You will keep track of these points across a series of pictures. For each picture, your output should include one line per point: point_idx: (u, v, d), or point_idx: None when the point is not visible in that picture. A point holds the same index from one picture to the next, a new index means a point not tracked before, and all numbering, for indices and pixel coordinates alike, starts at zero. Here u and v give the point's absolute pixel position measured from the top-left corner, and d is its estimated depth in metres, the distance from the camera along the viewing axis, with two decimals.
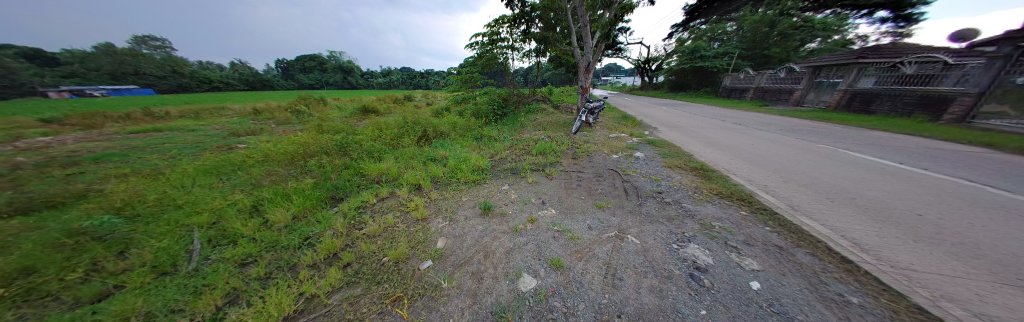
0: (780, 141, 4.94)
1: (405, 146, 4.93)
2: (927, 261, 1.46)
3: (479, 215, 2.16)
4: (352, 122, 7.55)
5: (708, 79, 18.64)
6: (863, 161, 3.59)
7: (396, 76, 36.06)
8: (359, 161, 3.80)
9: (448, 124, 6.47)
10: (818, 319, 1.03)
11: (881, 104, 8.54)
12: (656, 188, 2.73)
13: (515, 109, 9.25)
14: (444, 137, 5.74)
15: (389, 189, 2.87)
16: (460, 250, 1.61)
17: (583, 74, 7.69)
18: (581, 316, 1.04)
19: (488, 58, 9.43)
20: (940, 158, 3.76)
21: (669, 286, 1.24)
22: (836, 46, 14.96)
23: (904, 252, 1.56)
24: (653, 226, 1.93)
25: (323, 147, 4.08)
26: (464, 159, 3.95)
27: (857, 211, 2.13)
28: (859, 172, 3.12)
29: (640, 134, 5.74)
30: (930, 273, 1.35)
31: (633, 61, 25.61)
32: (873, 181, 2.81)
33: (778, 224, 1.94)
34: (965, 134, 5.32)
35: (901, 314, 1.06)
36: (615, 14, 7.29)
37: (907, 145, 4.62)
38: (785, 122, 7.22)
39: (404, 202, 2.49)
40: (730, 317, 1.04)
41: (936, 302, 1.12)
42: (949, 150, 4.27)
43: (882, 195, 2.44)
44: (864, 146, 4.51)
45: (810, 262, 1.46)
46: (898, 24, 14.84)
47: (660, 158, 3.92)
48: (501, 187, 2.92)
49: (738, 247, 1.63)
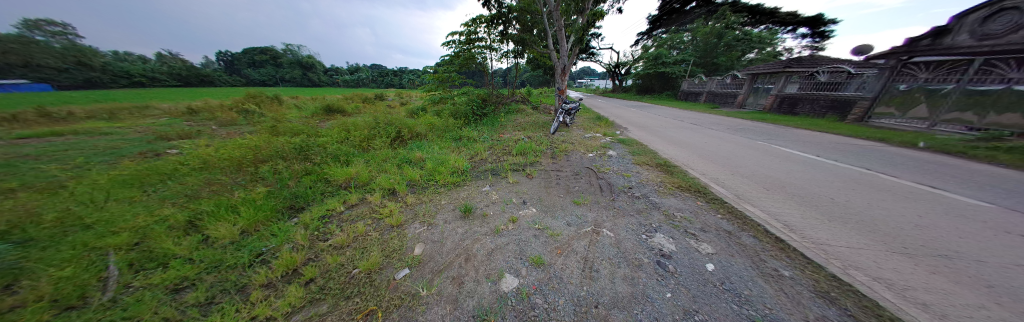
0: (729, 139, 5.58)
1: (376, 148, 4.67)
2: (837, 237, 1.78)
3: (459, 218, 2.12)
4: (316, 124, 6.90)
5: (669, 83, 20.48)
6: (792, 155, 4.22)
7: (365, 73, 33.74)
8: (323, 166, 3.50)
9: (425, 125, 6.28)
10: (759, 293, 1.20)
11: (804, 107, 10.15)
12: (627, 184, 2.93)
13: (494, 110, 9.26)
14: (420, 138, 5.57)
15: (360, 195, 2.70)
16: (438, 256, 1.57)
17: (560, 77, 7.96)
18: (561, 311, 1.08)
19: (465, 58, 9.29)
20: (847, 151, 4.60)
21: (640, 274, 1.34)
22: (768, 58, 17.80)
23: (822, 231, 1.87)
24: (625, 219, 2.08)
25: (279, 151, 3.69)
26: (441, 161, 3.85)
27: (788, 198, 2.51)
28: (788, 165, 3.67)
29: (613, 134, 6.09)
30: (841, 247, 1.64)
31: (605, 65, 27.18)
32: (799, 172, 3.33)
33: (727, 211, 2.21)
34: (865, 132, 6.52)
35: (822, 282, 1.29)
36: (588, 20, 7.65)
37: (822, 141, 5.55)
38: (732, 122, 8.21)
39: (377, 209, 2.35)
40: (691, 297, 1.17)
41: (846, 271, 1.38)
42: (854, 144, 5.23)
43: (806, 183, 2.90)
44: (792, 142, 5.33)
45: (752, 243, 1.69)
46: (815, 39, 17.94)
47: (630, 156, 4.21)
48: (481, 188, 2.90)
49: (697, 234, 1.82)
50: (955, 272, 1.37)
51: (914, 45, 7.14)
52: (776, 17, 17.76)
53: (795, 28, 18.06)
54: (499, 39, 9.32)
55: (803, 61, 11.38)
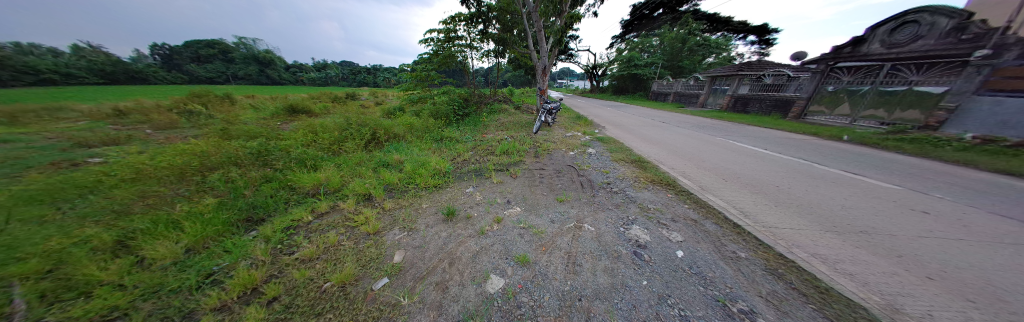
0: (693, 135, 6.07)
1: (349, 151, 4.38)
2: (781, 219, 2.04)
3: (441, 222, 2.06)
4: (278, 126, 6.28)
5: (641, 84, 21.78)
6: (746, 149, 4.71)
7: (334, 71, 31.44)
8: (287, 172, 3.20)
9: (403, 126, 6.03)
10: (721, 275, 1.32)
11: (754, 105, 11.38)
12: (606, 180, 3.07)
13: (476, 109, 9.14)
14: (397, 139, 5.34)
15: (331, 202, 2.52)
16: (420, 262, 1.52)
17: (540, 77, 8.09)
18: (547, 307, 1.10)
19: (444, 56, 9.05)
20: (789, 145, 5.25)
21: (618, 264, 1.42)
22: (724, 62, 19.75)
23: (769, 215, 2.12)
24: (605, 213, 2.17)
25: (233, 157, 3.30)
26: (421, 163, 3.72)
27: (743, 187, 2.81)
28: (744, 158, 4.10)
29: (592, 132, 6.32)
30: (785, 229, 1.87)
31: (583, 66, 28.13)
32: (752, 164, 3.74)
33: (693, 201, 2.42)
34: (802, 127, 7.49)
35: (771, 261, 1.46)
36: (565, 23, 7.90)
37: (770, 136, 6.28)
38: (696, 120, 8.96)
39: (350, 216, 2.20)
40: (664, 283, 1.26)
41: (790, 249, 1.59)
42: (794, 139, 5.99)
43: (758, 174, 3.27)
44: (746, 138, 5.97)
45: (714, 229, 1.87)
46: (762, 46, 20.25)
47: (608, 153, 4.41)
48: (465, 189, 2.86)
49: (668, 224, 1.96)
50: (869, 245, 1.64)
51: (839, 52, 8.32)
52: (730, 25, 19.71)
53: (746, 36, 20.23)
54: (479, 38, 9.23)
55: (752, 66, 12.79)
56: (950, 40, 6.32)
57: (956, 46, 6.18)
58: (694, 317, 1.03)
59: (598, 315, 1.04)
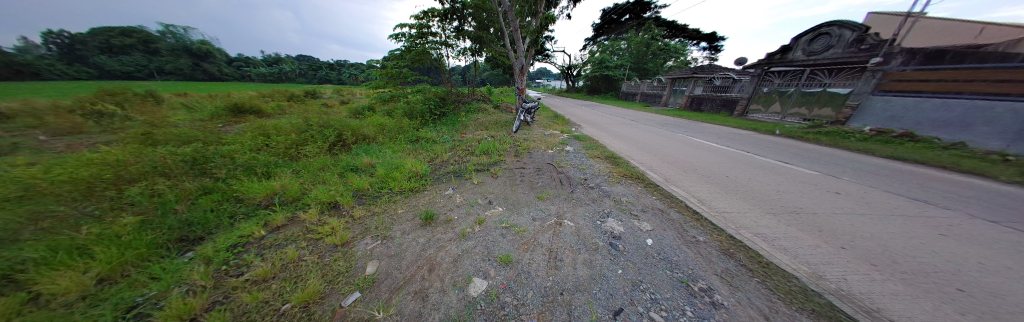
0: (658, 132, 6.59)
1: (310, 155, 3.98)
2: (731, 205, 2.30)
3: (419, 227, 1.97)
4: (221, 129, 5.44)
5: (612, 85, 23.07)
6: (702, 144, 5.24)
7: (290, 67, 28.28)
8: (233, 181, 2.80)
9: (373, 127, 5.65)
10: (685, 258, 1.46)
11: (707, 105, 12.71)
12: (583, 176, 3.19)
13: (453, 109, 8.89)
14: (368, 141, 4.99)
15: (290, 213, 2.26)
16: (396, 271, 1.43)
17: (518, 76, 8.14)
18: (530, 305, 1.11)
19: (417, 53, 8.61)
20: (737, 139, 5.96)
21: (596, 257, 1.48)
22: (682, 66, 21.82)
23: (721, 201, 2.39)
24: (583, 208, 2.26)
25: (159, 165, 2.78)
26: (395, 166, 3.52)
27: (700, 178, 3.12)
28: (701, 152, 4.55)
29: (569, 131, 6.53)
30: (735, 213, 2.12)
31: (558, 66, 28.95)
32: (707, 157, 4.17)
33: (659, 193, 2.63)
34: (746, 123, 8.55)
35: (724, 242, 1.65)
36: (541, 24, 8.04)
37: (721, 132, 7.07)
38: (660, 118, 9.75)
39: (313, 227, 2.00)
40: (638, 271, 1.34)
41: (740, 232, 1.79)
42: (740, 134, 6.81)
43: (712, 166, 3.65)
44: (702, 134, 6.64)
45: (677, 217, 2.06)
46: (712, 52, 22.74)
47: (585, 150, 4.59)
48: (444, 192, 2.76)
49: (639, 214, 2.11)
50: (797, 223, 1.93)
51: (771, 59, 9.79)
52: (685, 33, 21.84)
53: (699, 42, 22.54)
54: (455, 36, 8.98)
55: (705, 70, 14.29)
56: (852, 50, 7.75)
57: (857, 53, 7.56)
58: (663, 299, 1.12)
59: (578, 307, 1.08)
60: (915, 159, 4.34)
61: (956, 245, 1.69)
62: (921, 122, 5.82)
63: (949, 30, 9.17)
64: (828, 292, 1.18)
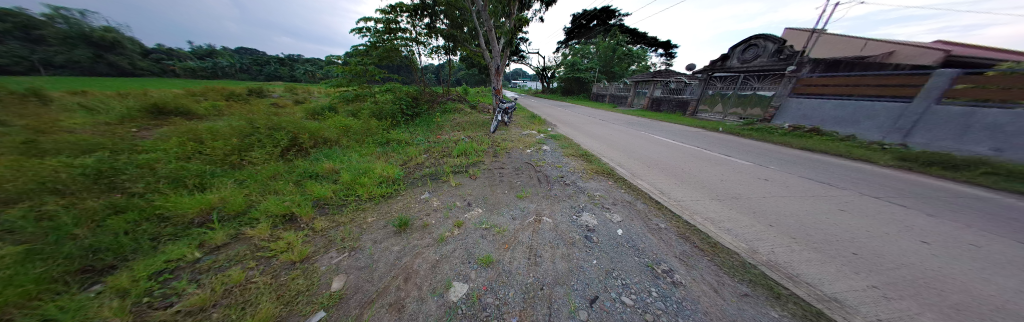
0: (626, 131, 7.09)
1: (259, 162, 3.51)
2: (686, 194, 2.58)
3: (392, 235, 1.86)
4: (137, 135, 4.47)
5: (584, 86, 24.27)
6: (663, 141, 5.77)
7: (230, 61, 24.57)
8: (156, 196, 2.33)
9: (336, 129, 5.17)
10: (650, 245, 1.61)
11: (664, 106, 14.00)
12: (560, 174, 3.31)
13: (427, 109, 8.58)
14: (329, 145, 4.59)
15: (233, 230, 1.96)
16: (368, 284, 1.34)
17: (494, 77, 8.13)
18: (512, 303, 1.13)
19: (385, 49, 8.13)
20: (690, 136, 6.71)
21: (573, 250, 1.56)
22: (644, 69, 23.80)
23: (678, 191, 2.67)
24: (560, 204, 2.36)
25: (46, 181, 2.18)
26: (363, 171, 3.29)
27: (661, 171, 3.43)
28: (661, 147, 5.02)
29: (545, 130, 6.71)
30: (689, 201, 2.38)
31: (532, 67, 29.60)
32: (667, 152, 4.62)
33: (626, 187, 2.84)
34: (697, 122, 9.66)
35: (681, 227, 1.85)
36: (515, 25, 8.13)
37: (678, 129, 7.88)
38: (626, 118, 10.54)
39: (263, 244, 1.78)
40: (610, 259, 1.45)
41: (693, 218, 2.02)
42: (693, 131, 7.68)
43: (671, 160, 4.05)
44: (662, 131, 7.34)
45: (643, 207, 2.25)
46: (668, 58, 25.22)
47: (561, 149, 4.76)
48: (419, 196, 2.66)
49: (610, 207, 2.26)
50: (736, 206, 2.25)
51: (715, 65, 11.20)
52: (645, 40, 23.86)
53: (657, 49, 24.85)
54: (426, 33, 8.68)
55: (662, 74, 15.78)
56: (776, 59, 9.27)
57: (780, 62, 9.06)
58: (633, 283, 1.22)
59: (558, 300, 1.13)
60: (820, 149, 5.34)
61: (848, 218, 2.12)
62: (824, 120, 7.14)
63: (846, 43, 11.12)
64: (761, 264, 1.40)
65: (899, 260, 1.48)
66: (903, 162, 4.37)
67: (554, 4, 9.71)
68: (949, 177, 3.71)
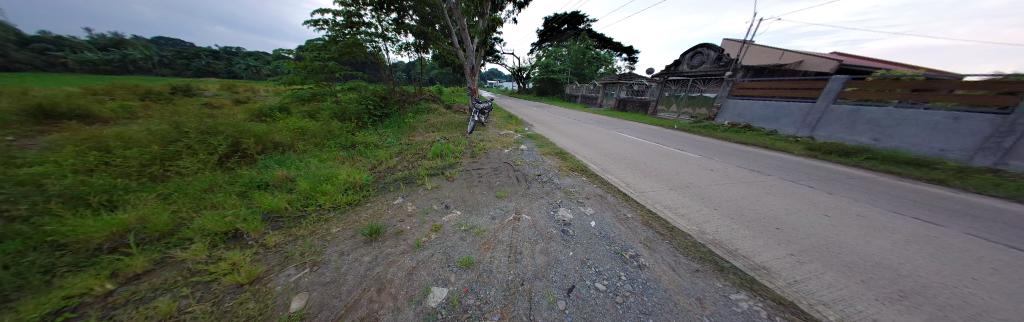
0: (597, 129, 7.50)
1: (192, 173, 3.01)
2: (649, 186, 2.85)
3: (362, 245, 1.75)
4: (10, 144, 3.51)
5: (557, 87, 25.11)
6: (629, 138, 6.25)
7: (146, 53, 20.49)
8: (45, 219, 1.85)
9: (289, 132, 4.65)
10: (619, 233, 1.75)
11: (629, 106, 15.12)
12: (537, 172, 3.41)
13: (398, 109, 8.14)
14: (282, 150, 4.13)
15: (157, 255, 1.64)
16: (335, 300, 1.24)
17: (469, 76, 8.02)
18: (494, 301, 1.15)
19: (347, 45, 7.59)
20: (652, 133, 7.38)
21: (551, 244, 1.63)
22: (611, 72, 25.45)
23: (643, 184, 2.92)
24: (538, 201, 2.44)
25: None
26: (326, 178, 3.03)
27: (628, 166, 3.71)
28: (628, 144, 5.44)
29: (522, 130, 6.82)
30: (652, 192, 2.63)
31: (507, 68, 29.78)
32: (633, 149, 5.00)
33: (598, 181, 3.03)
34: (657, 120, 10.64)
35: (645, 216, 2.04)
36: (488, 25, 8.12)
37: (641, 128, 8.56)
38: (596, 117, 11.15)
39: (201, 267, 1.53)
40: (585, 250, 1.55)
41: (654, 207, 2.25)
42: (654, 129, 8.45)
43: (637, 156, 4.40)
44: (629, 129, 7.95)
45: (613, 200, 2.44)
46: (632, 62, 27.30)
47: (538, 148, 4.89)
48: (392, 201, 2.54)
49: (584, 201, 2.41)
50: (690, 195, 2.55)
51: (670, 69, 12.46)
52: (611, 45, 25.55)
53: (622, 53, 26.76)
54: (394, 29, 8.25)
55: (627, 77, 17.02)
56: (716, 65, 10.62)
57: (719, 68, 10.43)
58: (605, 270, 1.33)
59: (538, 293, 1.18)
60: (753, 143, 6.27)
61: (773, 199, 2.55)
62: (755, 118, 8.39)
63: (768, 52, 13.17)
64: (708, 243, 1.62)
65: (808, 231, 1.83)
66: (811, 152, 5.35)
67: (526, 6, 9.87)
68: (842, 162, 4.65)
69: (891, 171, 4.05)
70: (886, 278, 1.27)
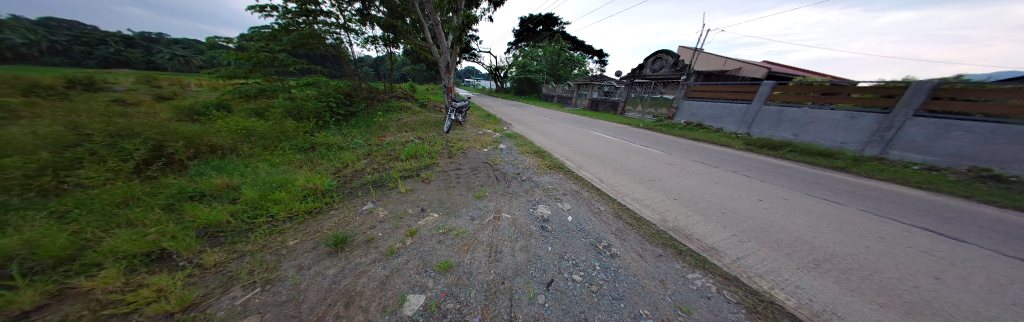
0: (571, 128, 7.78)
1: (96, 184, 2.46)
2: (619, 180, 3.05)
3: (327, 257, 1.61)
4: None
5: (533, 86, 25.53)
6: (601, 136, 6.60)
7: None
8: None
9: (229, 133, 4.05)
10: (593, 226, 1.86)
11: (601, 105, 16.00)
12: (516, 171, 3.45)
13: (366, 108, 7.58)
14: (221, 154, 3.58)
15: (50, 285, 1.32)
16: (294, 320, 1.12)
17: (444, 74, 7.75)
18: (474, 303, 1.14)
19: (302, 35, 7.02)
20: (620, 132, 7.91)
21: (531, 241, 1.67)
22: (583, 73, 26.60)
23: (614, 179, 3.12)
24: (517, 200, 2.47)
25: None
26: (280, 184, 2.71)
27: (601, 163, 3.92)
28: (601, 142, 5.74)
29: (500, 129, 6.81)
30: (622, 186, 2.82)
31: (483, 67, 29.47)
32: (605, 146, 5.29)
33: (574, 178, 3.16)
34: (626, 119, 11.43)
35: (617, 209, 2.18)
36: (462, 21, 7.91)
37: (610, 126, 9.11)
38: (570, 117, 11.55)
39: (114, 296, 1.27)
40: (563, 245, 1.60)
41: (625, 199, 2.42)
42: (622, 127, 9.05)
43: (609, 152, 4.68)
44: (600, 128, 8.43)
45: (589, 195, 2.56)
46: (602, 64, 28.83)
47: (516, 147, 4.93)
48: (361, 207, 2.37)
49: (561, 198, 2.50)
50: (654, 187, 2.78)
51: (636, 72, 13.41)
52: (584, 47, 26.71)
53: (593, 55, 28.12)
54: (359, 20, 7.64)
55: (598, 78, 17.95)
56: None
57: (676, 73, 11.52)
58: (581, 262, 1.40)
59: (518, 290, 1.20)
60: (705, 139, 7.07)
61: (721, 188, 2.92)
62: (706, 117, 9.43)
63: (716, 59, 14.85)
64: (670, 231, 1.79)
65: (748, 215, 2.12)
66: (749, 146, 6.21)
67: (501, 4, 9.85)
68: (772, 154, 5.47)
69: (807, 161, 4.87)
70: (804, 250, 1.54)
